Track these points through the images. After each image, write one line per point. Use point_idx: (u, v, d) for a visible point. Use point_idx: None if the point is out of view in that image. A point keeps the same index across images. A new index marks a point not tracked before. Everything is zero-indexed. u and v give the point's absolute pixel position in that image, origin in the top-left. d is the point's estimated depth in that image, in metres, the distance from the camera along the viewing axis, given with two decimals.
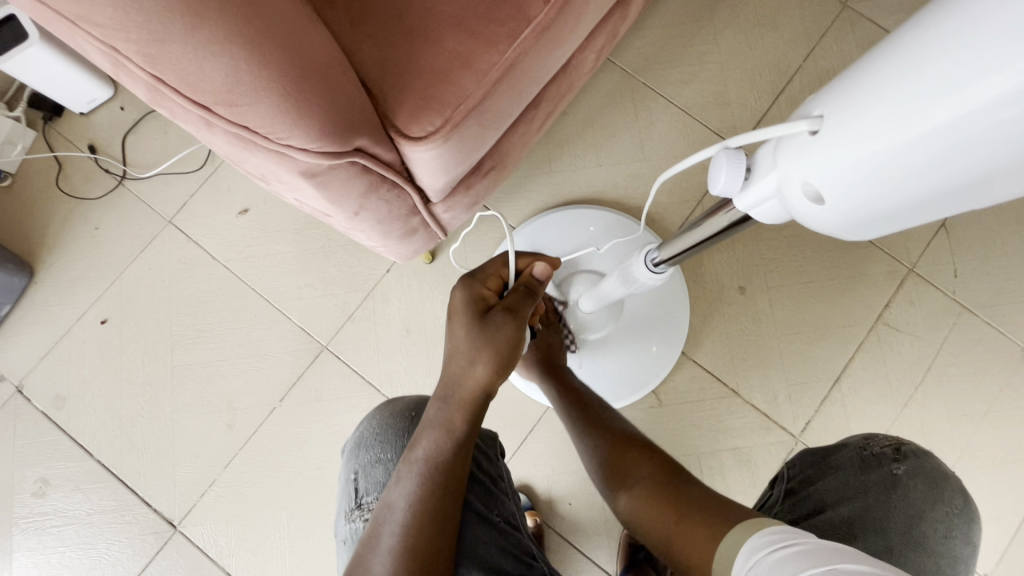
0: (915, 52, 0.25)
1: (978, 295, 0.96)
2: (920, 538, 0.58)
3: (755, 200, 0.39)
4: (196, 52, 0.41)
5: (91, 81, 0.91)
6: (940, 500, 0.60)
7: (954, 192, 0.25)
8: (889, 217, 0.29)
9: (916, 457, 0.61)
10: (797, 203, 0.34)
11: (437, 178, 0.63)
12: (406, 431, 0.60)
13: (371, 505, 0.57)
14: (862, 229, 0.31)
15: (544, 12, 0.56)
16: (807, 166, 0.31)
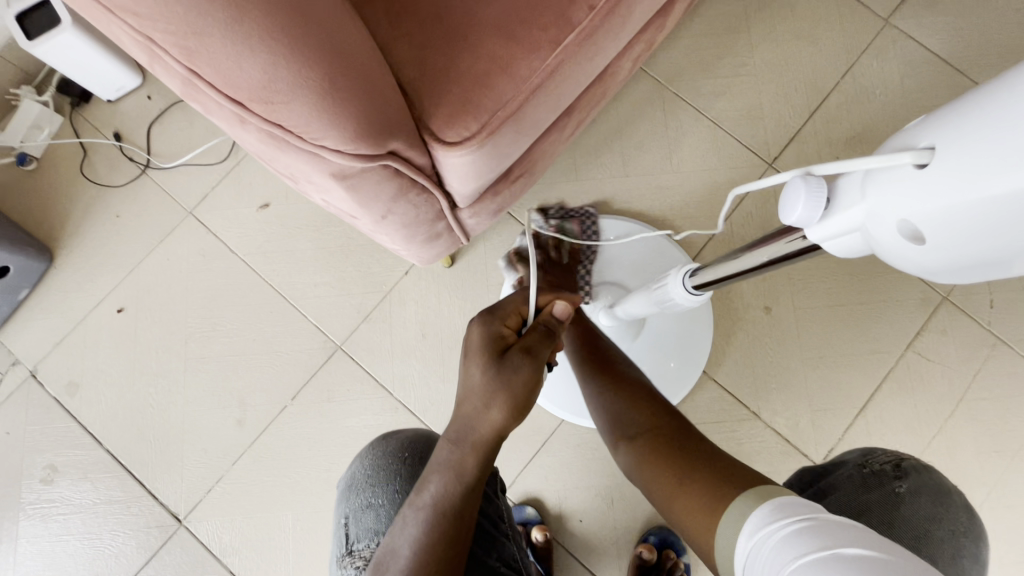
0: (999, 106, 0.20)
1: (1015, 327, 0.87)
2: (933, 558, 0.53)
3: (833, 235, 0.30)
4: (236, 47, 0.32)
5: (119, 70, 0.90)
6: (947, 520, 0.55)
7: (981, 267, 0.22)
8: (955, 275, 0.23)
9: (916, 473, 0.57)
10: (881, 248, 0.26)
11: (475, 182, 0.52)
12: (399, 473, 0.58)
13: (362, 552, 0.54)
14: (930, 278, 0.25)
15: (589, 18, 0.46)
16: (889, 211, 0.24)
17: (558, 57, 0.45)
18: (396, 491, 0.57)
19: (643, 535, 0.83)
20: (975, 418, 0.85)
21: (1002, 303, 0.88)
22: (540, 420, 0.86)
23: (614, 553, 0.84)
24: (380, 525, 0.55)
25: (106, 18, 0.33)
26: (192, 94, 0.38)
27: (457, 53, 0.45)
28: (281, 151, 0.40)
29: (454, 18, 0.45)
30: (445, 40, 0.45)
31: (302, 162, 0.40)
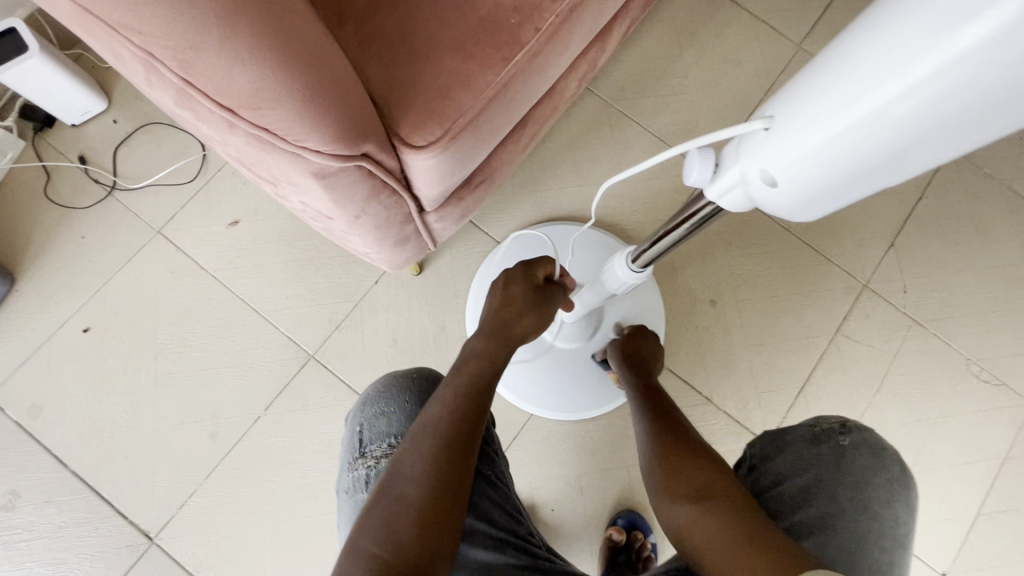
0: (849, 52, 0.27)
1: (925, 309, 0.98)
2: (868, 503, 0.57)
3: (723, 190, 0.38)
4: (230, 57, 0.37)
5: (84, 94, 0.92)
6: (884, 469, 0.59)
7: (870, 170, 0.28)
8: (839, 190, 0.30)
9: (860, 430, 0.60)
10: (765, 188, 0.34)
11: (441, 185, 0.58)
12: (411, 386, 0.58)
13: (377, 454, 0.55)
14: (816, 205, 0.32)
15: (536, 38, 0.52)
16: (776, 153, 0.31)
17: (509, 72, 0.52)
18: (408, 400, 0.57)
19: (612, 518, 0.88)
20: (900, 390, 0.95)
21: (913, 288, 0.99)
22: (510, 416, 0.91)
23: (586, 538, 0.88)
24: (392, 430, 0.56)
25: (111, 37, 0.38)
26: (185, 102, 0.42)
27: (421, 71, 0.51)
28: (265, 153, 0.45)
29: (415, 40, 0.51)
30: (409, 59, 0.51)
31: (285, 162, 0.45)
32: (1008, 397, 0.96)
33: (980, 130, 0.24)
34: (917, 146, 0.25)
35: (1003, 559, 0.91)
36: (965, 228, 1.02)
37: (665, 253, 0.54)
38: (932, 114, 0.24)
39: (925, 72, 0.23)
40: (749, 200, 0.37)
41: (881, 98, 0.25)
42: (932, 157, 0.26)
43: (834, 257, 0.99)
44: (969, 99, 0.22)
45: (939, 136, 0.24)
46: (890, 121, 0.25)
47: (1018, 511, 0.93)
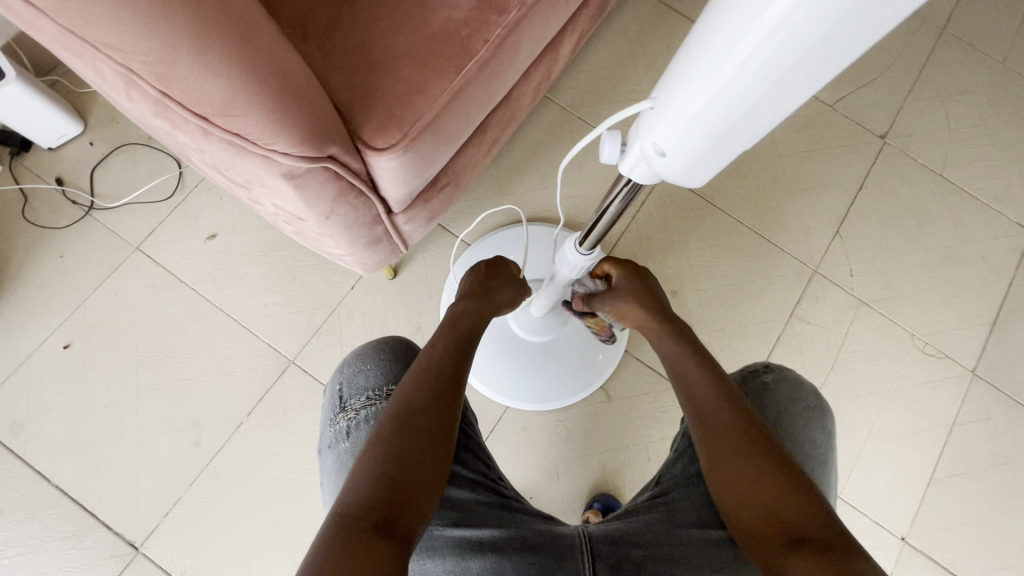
0: (695, 41, 0.31)
1: (871, 290, 1.05)
2: (786, 430, 0.61)
3: (631, 164, 0.43)
4: (202, 70, 0.42)
5: (60, 118, 0.95)
6: (802, 399, 0.63)
7: (728, 139, 0.33)
8: (712, 158, 0.35)
9: (781, 368, 0.65)
10: (659, 163, 0.39)
11: (406, 186, 0.63)
12: (386, 346, 0.62)
13: (356, 407, 0.58)
14: (698, 174, 0.37)
15: (485, 48, 0.58)
16: (657, 131, 0.36)
17: (462, 80, 0.57)
18: (384, 357, 0.61)
19: (588, 502, 0.91)
20: (851, 366, 1.01)
21: (859, 271, 1.06)
22: (486, 409, 0.95)
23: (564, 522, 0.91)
24: (370, 385, 0.59)
25: (92, 55, 0.42)
26: (162, 112, 0.46)
27: (380, 81, 0.56)
28: (238, 157, 0.49)
29: (375, 53, 0.56)
30: (370, 71, 0.56)
31: (257, 165, 0.49)
32: (951, 367, 1.03)
33: (796, 90, 0.28)
34: (754, 111, 0.30)
35: (956, 521, 0.97)
36: (903, 213, 1.10)
37: (604, 234, 0.60)
38: (755, 84, 0.28)
39: (738, 56, 0.27)
40: (653, 173, 0.42)
41: (715, 81, 0.29)
42: (772, 117, 0.31)
43: (784, 245, 1.06)
44: (776, 70, 0.27)
45: (767, 100, 0.29)
46: (728, 98, 0.30)
47: (968, 474, 0.99)
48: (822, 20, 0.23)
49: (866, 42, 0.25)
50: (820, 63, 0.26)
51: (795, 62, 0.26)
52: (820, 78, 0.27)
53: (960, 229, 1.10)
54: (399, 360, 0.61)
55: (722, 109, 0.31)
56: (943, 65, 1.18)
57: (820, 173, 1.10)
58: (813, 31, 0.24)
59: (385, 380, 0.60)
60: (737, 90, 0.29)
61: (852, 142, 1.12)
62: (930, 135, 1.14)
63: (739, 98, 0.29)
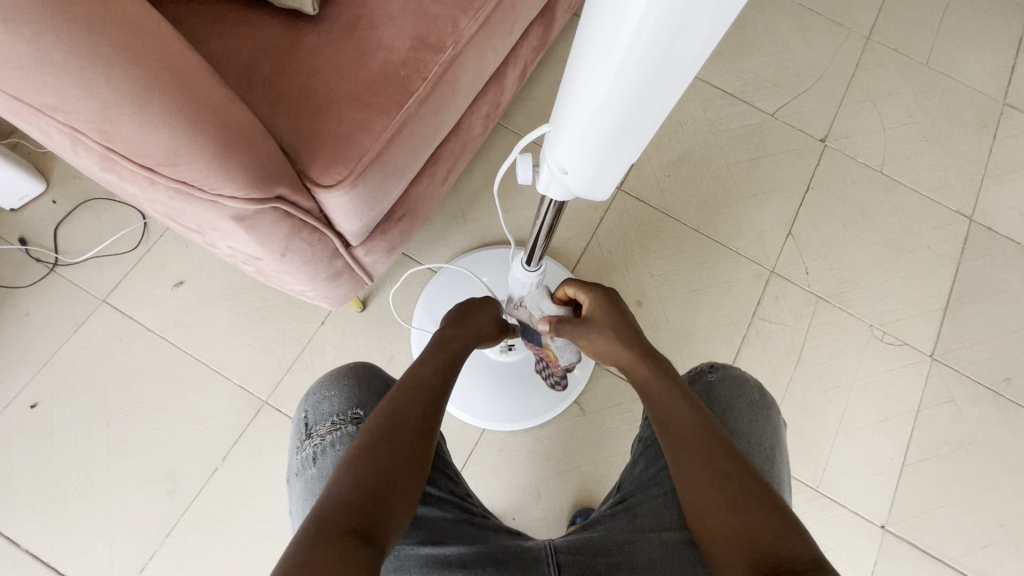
0: (575, 61, 0.35)
1: (827, 285, 1.10)
2: (730, 425, 0.64)
3: (545, 182, 0.46)
4: (144, 124, 0.44)
5: (21, 178, 0.96)
6: (744, 395, 0.66)
7: (619, 146, 0.36)
8: (611, 165, 0.38)
9: (727, 368, 0.68)
10: (568, 179, 0.42)
11: (359, 220, 0.65)
12: (350, 371, 0.63)
13: (321, 433, 0.60)
14: (603, 180, 0.40)
15: (423, 85, 0.61)
16: (560, 146, 0.39)
17: (403, 116, 0.60)
18: (348, 382, 0.62)
19: (571, 517, 0.92)
20: (816, 361, 1.05)
21: (814, 268, 1.10)
22: (464, 433, 0.95)
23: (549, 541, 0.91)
24: (334, 410, 0.61)
25: (36, 117, 0.44)
26: (109, 166, 0.49)
27: (325, 122, 0.59)
28: (188, 204, 0.51)
29: (318, 97, 0.59)
30: (314, 113, 0.59)
31: (207, 209, 0.52)
32: (911, 354, 1.06)
33: (665, 89, 0.31)
34: (638, 109, 0.33)
35: (933, 504, 0.99)
36: (849, 209, 1.15)
37: (550, 243, 0.61)
38: (632, 85, 0.31)
39: (613, 63, 0.30)
40: (565, 189, 0.45)
41: (593, 93, 0.33)
42: (656, 114, 0.33)
43: (741, 249, 1.10)
44: (645, 71, 0.29)
45: (645, 99, 0.32)
46: (607, 107, 0.33)
47: (938, 456, 1.01)
48: (669, 26, 0.26)
49: (714, 38, 0.27)
50: (680, 61, 0.29)
51: (659, 62, 0.29)
52: (687, 72, 0.30)
53: (904, 221, 1.15)
54: (365, 383, 0.63)
55: (611, 112, 0.33)
56: (872, 70, 1.26)
57: (768, 178, 1.16)
58: (666, 34, 0.27)
59: (349, 404, 0.61)
60: (618, 92, 0.31)
61: (795, 147, 1.18)
62: (867, 135, 1.21)
63: (621, 99, 0.32)
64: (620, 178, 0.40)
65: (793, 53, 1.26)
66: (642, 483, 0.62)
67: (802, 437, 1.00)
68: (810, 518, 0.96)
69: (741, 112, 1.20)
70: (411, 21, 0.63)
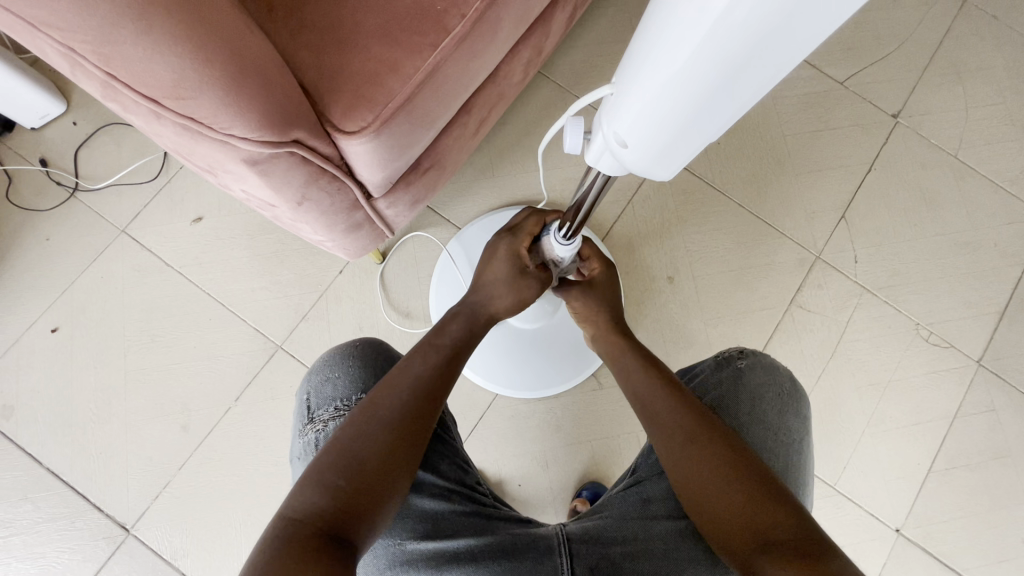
0: (654, 19, 0.29)
1: (875, 277, 1.02)
2: (760, 416, 0.59)
3: (597, 155, 0.40)
4: (148, 51, 0.39)
5: (40, 96, 0.93)
6: (775, 384, 0.61)
7: (696, 123, 0.30)
8: (680, 146, 0.33)
9: (756, 354, 0.63)
10: (625, 155, 0.36)
11: (383, 170, 0.60)
12: (354, 353, 0.61)
13: (324, 418, 0.58)
14: (666, 164, 0.35)
15: (462, 23, 0.54)
16: (621, 119, 0.34)
17: (436, 57, 0.53)
18: (353, 365, 0.60)
19: (578, 490, 0.91)
20: (853, 356, 0.99)
21: (864, 257, 1.02)
22: (476, 397, 0.93)
23: (553, 510, 0.91)
24: (338, 394, 0.59)
25: (31, 34, 0.39)
26: (112, 95, 0.44)
27: (349, 59, 0.53)
28: (197, 142, 0.47)
29: (344, 30, 0.53)
30: (338, 49, 0.53)
31: (217, 150, 0.47)
32: (956, 358, 1.00)
33: (770, 62, 0.25)
34: (728, 83, 0.27)
35: (955, 514, 0.95)
36: (911, 194, 1.05)
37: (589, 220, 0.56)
38: (747, 35, 0.24)
39: (718, 11, 0.24)
40: (619, 165, 0.40)
41: (679, 60, 0.27)
42: (764, 80, 0.27)
43: (787, 230, 1.02)
44: (759, 23, 0.23)
45: (753, 61, 0.25)
46: (692, 77, 0.27)
47: (968, 466, 0.96)
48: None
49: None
50: (805, 24, 0.23)
51: (786, 11, 0.22)
52: (805, 44, 0.24)
53: (971, 214, 1.05)
54: (368, 366, 0.61)
55: (705, 69, 0.26)
56: (963, 39, 1.12)
57: (827, 155, 1.06)
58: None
59: (354, 388, 0.59)
60: (725, 43, 0.25)
61: (862, 123, 1.07)
62: (945, 115, 1.09)
63: (717, 58, 0.25)
64: (689, 160, 0.35)
65: (875, 14, 1.12)
66: (661, 469, 0.59)
67: (826, 433, 0.96)
68: (823, 514, 0.93)
69: (807, 78, 1.09)
70: None
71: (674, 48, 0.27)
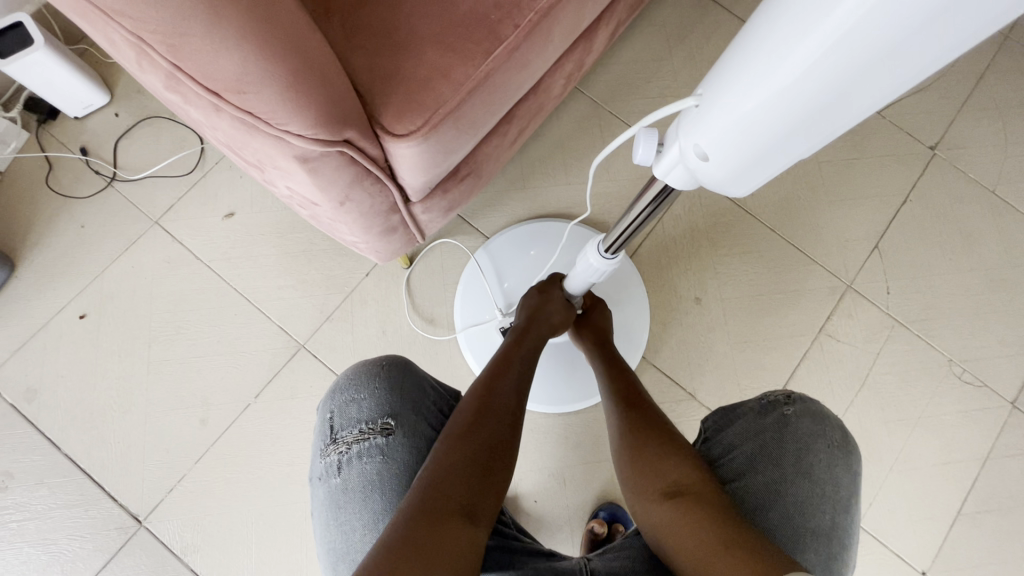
0: (759, 34, 0.29)
1: (908, 310, 1.00)
2: (806, 467, 0.58)
3: (669, 167, 0.41)
4: (216, 45, 0.40)
5: (86, 86, 0.95)
6: (824, 435, 0.60)
7: (793, 138, 0.30)
8: (769, 159, 0.33)
9: (804, 401, 0.61)
10: (705, 168, 0.37)
11: (425, 175, 0.60)
12: (380, 373, 0.61)
13: (347, 440, 0.58)
14: (747, 177, 0.35)
15: (515, 33, 0.54)
16: (708, 132, 0.34)
17: (488, 66, 0.54)
18: (378, 386, 0.60)
19: (594, 510, 0.89)
20: (882, 390, 0.96)
21: (896, 289, 1.00)
22: None
23: (568, 530, 0.89)
24: (362, 416, 0.59)
25: (103, 22, 0.40)
26: (174, 85, 0.45)
27: (402, 62, 0.53)
28: (252, 138, 0.48)
29: (399, 34, 0.54)
30: (391, 52, 0.53)
31: (270, 146, 0.48)
32: (990, 398, 0.97)
33: (886, 79, 0.25)
34: (838, 99, 0.27)
35: (984, 560, 0.91)
36: (948, 226, 1.04)
37: (633, 238, 0.56)
38: (864, 50, 0.24)
39: (845, 26, 0.24)
40: (691, 177, 0.40)
41: (791, 75, 0.27)
42: (871, 98, 0.27)
43: (818, 257, 1.01)
44: (886, 41, 0.23)
45: (867, 78, 0.25)
46: (802, 93, 0.28)
47: (999, 511, 0.93)
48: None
49: (1001, 18, 0.21)
50: (935, 44, 0.23)
51: (918, 30, 0.22)
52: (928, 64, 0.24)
53: (1009, 251, 1.03)
54: (393, 387, 0.61)
55: (812, 86, 0.27)
56: (1004, 73, 1.10)
57: (862, 184, 1.05)
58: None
59: (378, 411, 0.59)
60: (840, 56, 0.25)
61: (898, 153, 1.06)
62: (984, 149, 1.07)
63: (834, 72, 0.26)
64: (771, 176, 0.35)
65: None
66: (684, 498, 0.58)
67: None
68: None
69: None
70: None
71: (786, 62, 0.27)
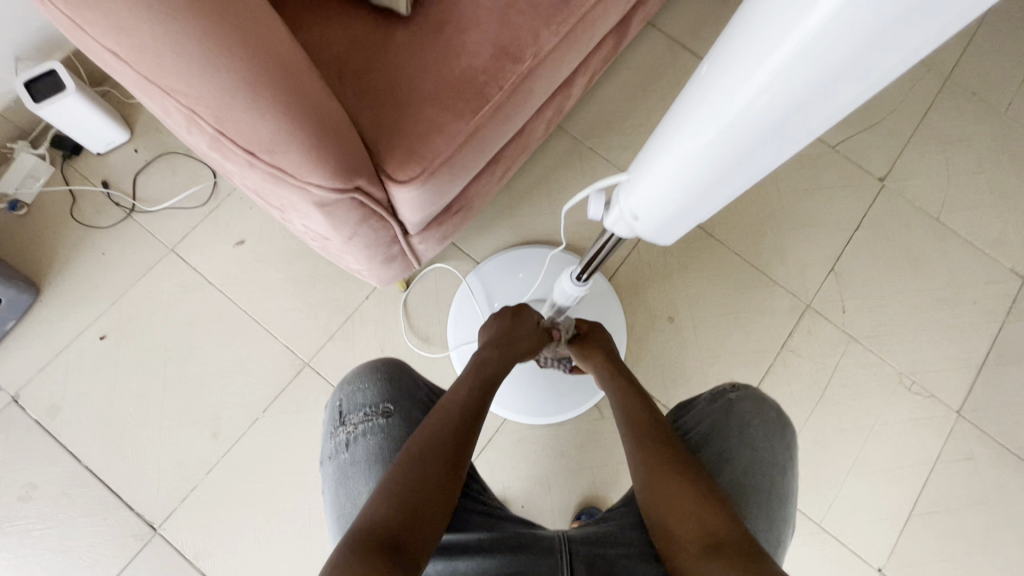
0: (671, 127, 0.39)
1: (862, 326, 1.09)
2: (749, 438, 0.66)
3: (615, 220, 0.50)
4: (256, 116, 0.49)
5: (109, 126, 1.04)
6: (763, 413, 0.68)
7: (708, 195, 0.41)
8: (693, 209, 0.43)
9: (747, 387, 0.70)
10: (645, 221, 0.46)
11: (422, 213, 0.69)
12: (381, 366, 0.69)
13: (354, 421, 0.66)
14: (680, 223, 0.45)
15: (499, 94, 0.64)
16: (645, 194, 0.44)
17: (477, 121, 0.63)
18: (379, 378, 0.68)
19: (577, 513, 0.96)
20: (840, 400, 1.05)
21: (851, 307, 1.10)
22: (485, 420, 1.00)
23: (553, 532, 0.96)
24: (366, 402, 0.67)
25: (161, 97, 0.49)
26: (215, 145, 0.54)
27: (404, 119, 0.62)
28: (276, 186, 0.56)
29: (401, 95, 0.63)
30: (395, 111, 0.63)
31: (292, 193, 0.56)
32: (938, 407, 1.06)
33: (763, 156, 0.36)
34: (735, 169, 0.37)
35: (935, 557, 0.99)
36: (897, 250, 1.14)
37: (601, 266, 0.66)
38: (742, 142, 0.34)
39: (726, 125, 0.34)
40: (632, 228, 0.50)
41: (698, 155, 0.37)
42: (756, 168, 0.37)
43: (779, 279, 1.11)
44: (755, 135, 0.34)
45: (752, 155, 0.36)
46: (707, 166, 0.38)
47: (947, 511, 1.01)
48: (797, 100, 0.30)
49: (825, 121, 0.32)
50: (787, 136, 0.33)
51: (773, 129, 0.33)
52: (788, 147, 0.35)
53: (952, 273, 1.14)
54: (394, 378, 0.69)
55: (715, 163, 0.37)
56: (945, 112, 1.22)
57: (819, 212, 1.15)
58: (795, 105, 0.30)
59: (380, 397, 0.67)
60: (727, 145, 0.35)
61: (851, 183, 1.17)
62: (929, 181, 1.18)
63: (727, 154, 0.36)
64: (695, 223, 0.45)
65: None
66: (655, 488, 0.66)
67: (813, 471, 1.02)
68: (808, 549, 0.98)
69: None
70: (495, 30, 0.66)
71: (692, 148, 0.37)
